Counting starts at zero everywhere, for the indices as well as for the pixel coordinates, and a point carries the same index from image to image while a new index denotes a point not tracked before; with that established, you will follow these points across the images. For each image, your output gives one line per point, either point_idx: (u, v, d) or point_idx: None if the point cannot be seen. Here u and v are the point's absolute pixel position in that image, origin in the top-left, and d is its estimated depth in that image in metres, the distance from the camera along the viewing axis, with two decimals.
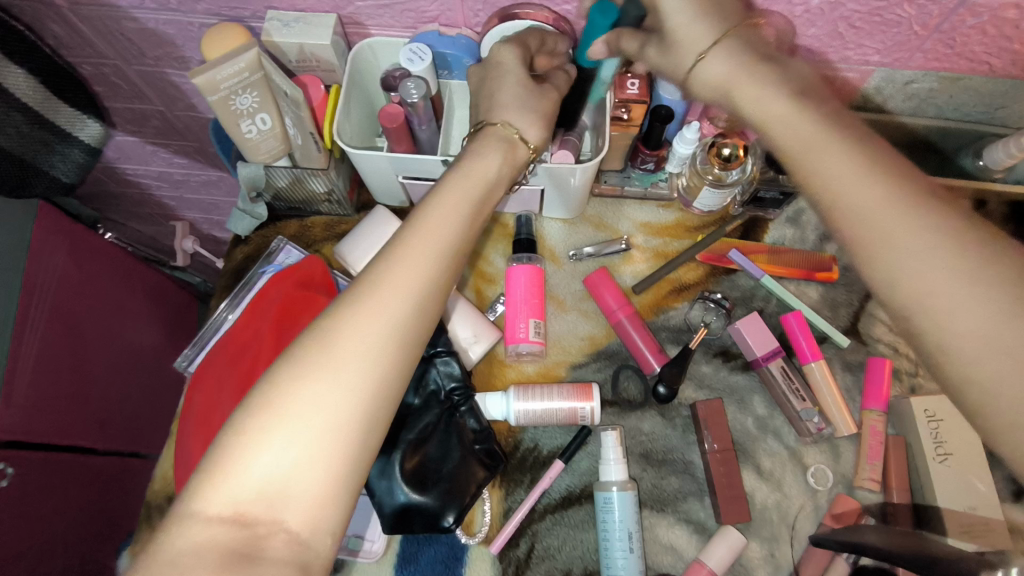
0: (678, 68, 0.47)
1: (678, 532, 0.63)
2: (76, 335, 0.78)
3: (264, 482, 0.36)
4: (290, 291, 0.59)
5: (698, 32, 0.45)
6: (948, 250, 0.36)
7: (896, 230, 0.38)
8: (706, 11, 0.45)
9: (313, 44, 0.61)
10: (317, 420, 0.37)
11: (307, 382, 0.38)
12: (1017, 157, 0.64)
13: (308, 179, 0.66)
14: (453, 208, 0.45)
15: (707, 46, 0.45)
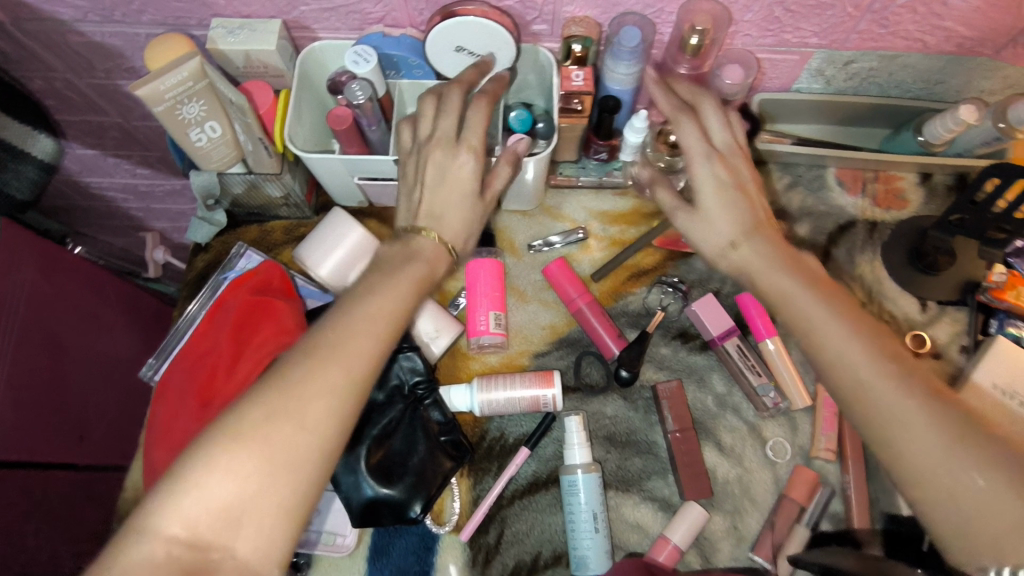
0: (710, 244, 0.54)
1: (643, 510, 0.65)
2: (54, 353, 0.78)
3: (219, 510, 0.39)
4: (246, 298, 0.60)
5: (719, 228, 0.54)
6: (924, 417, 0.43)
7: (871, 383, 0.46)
8: (726, 211, 0.54)
9: (258, 50, 0.62)
10: (269, 466, 0.41)
11: (263, 432, 0.41)
12: (955, 131, 0.66)
13: (264, 184, 0.67)
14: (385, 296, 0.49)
15: (738, 237, 0.53)
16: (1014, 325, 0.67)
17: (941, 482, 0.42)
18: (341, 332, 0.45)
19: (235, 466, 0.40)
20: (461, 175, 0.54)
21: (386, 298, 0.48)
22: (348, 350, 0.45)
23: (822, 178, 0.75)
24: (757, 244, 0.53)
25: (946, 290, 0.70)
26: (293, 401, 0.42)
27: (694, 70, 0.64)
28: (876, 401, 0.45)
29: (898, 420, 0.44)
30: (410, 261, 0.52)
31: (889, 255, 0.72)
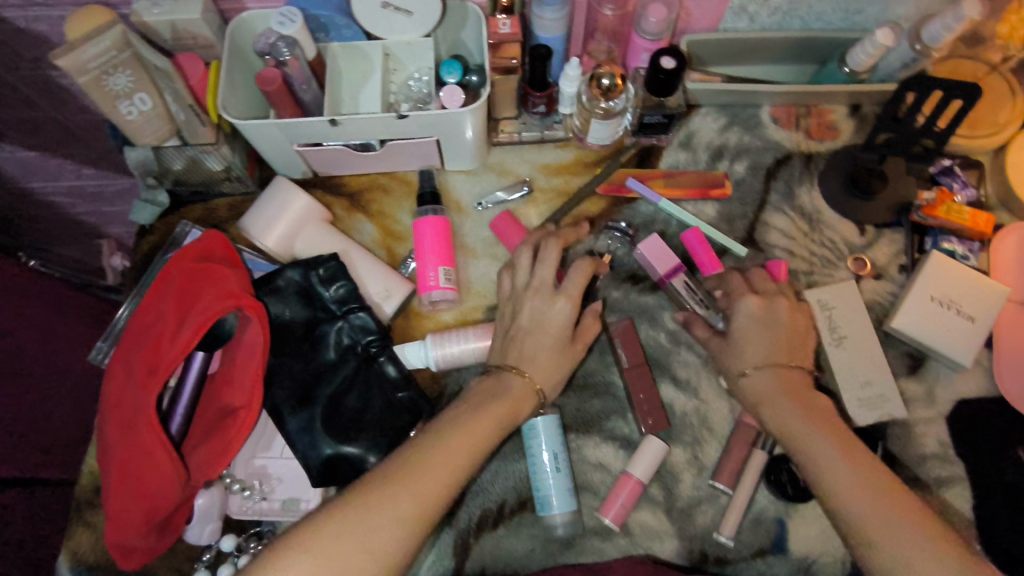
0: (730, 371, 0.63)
1: (605, 449, 0.66)
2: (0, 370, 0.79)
3: None
4: (189, 266, 0.60)
5: (750, 355, 0.61)
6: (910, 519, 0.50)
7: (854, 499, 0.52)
8: (757, 343, 0.61)
9: (183, 19, 0.61)
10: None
11: (314, 560, 0.46)
12: (875, 56, 0.68)
13: (202, 157, 0.67)
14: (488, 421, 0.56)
15: (751, 366, 0.61)
16: (947, 240, 0.70)
17: (865, 520, 0.51)
18: (440, 457, 0.52)
19: (337, 555, 0.46)
20: (554, 321, 0.61)
21: (467, 433, 0.54)
22: (426, 486, 0.50)
23: (757, 116, 0.77)
24: (766, 373, 0.60)
25: (882, 214, 0.72)
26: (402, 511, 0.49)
27: (618, 10, 0.65)
28: (823, 455, 0.55)
29: (825, 470, 0.54)
30: (505, 403, 0.58)
31: (827, 184, 0.74)
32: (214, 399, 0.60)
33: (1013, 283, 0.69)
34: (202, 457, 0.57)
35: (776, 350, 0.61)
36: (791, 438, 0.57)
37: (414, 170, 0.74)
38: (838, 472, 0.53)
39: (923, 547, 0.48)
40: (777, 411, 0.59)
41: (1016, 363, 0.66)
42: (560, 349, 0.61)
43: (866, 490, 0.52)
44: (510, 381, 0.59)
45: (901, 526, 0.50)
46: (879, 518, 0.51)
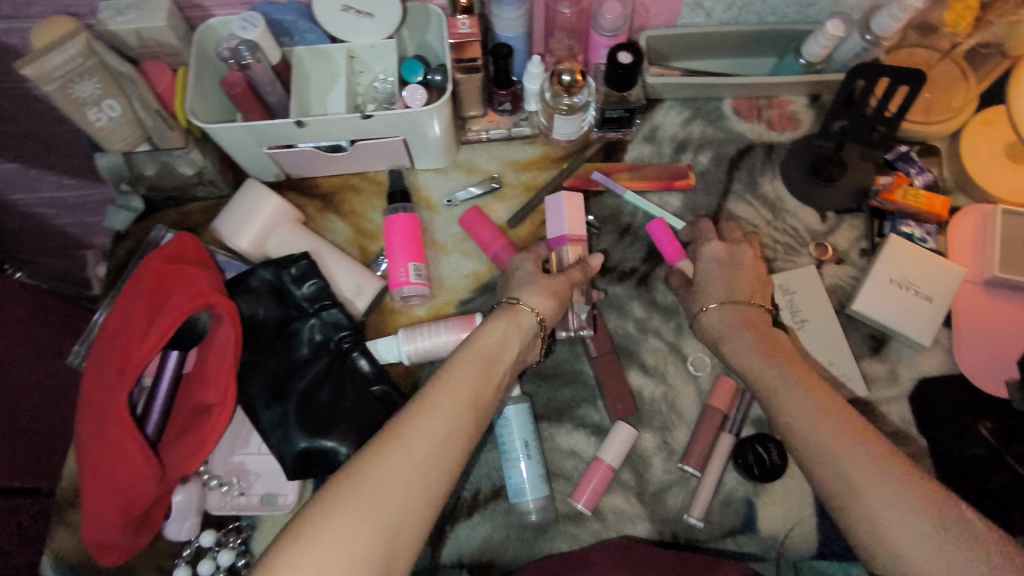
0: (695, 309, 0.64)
1: (576, 437, 0.67)
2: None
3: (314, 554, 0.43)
4: (159, 266, 0.61)
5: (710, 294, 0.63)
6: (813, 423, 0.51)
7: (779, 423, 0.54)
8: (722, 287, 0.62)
9: (148, 28, 0.63)
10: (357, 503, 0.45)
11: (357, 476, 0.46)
12: (829, 47, 0.70)
13: (174, 161, 0.68)
14: (489, 351, 0.56)
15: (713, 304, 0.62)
16: (906, 224, 0.71)
17: (840, 472, 0.48)
18: (448, 396, 0.51)
19: (367, 509, 0.44)
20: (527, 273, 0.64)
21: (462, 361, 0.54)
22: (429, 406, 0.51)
23: (719, 109, 0.78)
24: (726, 312, 0.61)
25: (842, 200, 0.74)
26: (423, 455, 0.48)
27: (574, 7, 0.66)
28: (802, 407, 0.52)
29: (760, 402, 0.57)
30: (502, 337, 0.57)
31: (788, 173, 0.76)
32: (187, 398, 0.60)
33: (971, 263, 0.71)
34: (176, 455, 0.58)
35: (737, 289, 0.62)
36: (768, 389, 0.55)
37: (384, 170, 0.76)
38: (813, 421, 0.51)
39: (892, 497, 0.45)
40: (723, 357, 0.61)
41: (975, 341, 0.68)
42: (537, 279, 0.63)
43: (841, 441, 0.49)
44: (505, 311, 0.60)
45: (868, 473, 0.47)
46: (849, 469, 0.47)
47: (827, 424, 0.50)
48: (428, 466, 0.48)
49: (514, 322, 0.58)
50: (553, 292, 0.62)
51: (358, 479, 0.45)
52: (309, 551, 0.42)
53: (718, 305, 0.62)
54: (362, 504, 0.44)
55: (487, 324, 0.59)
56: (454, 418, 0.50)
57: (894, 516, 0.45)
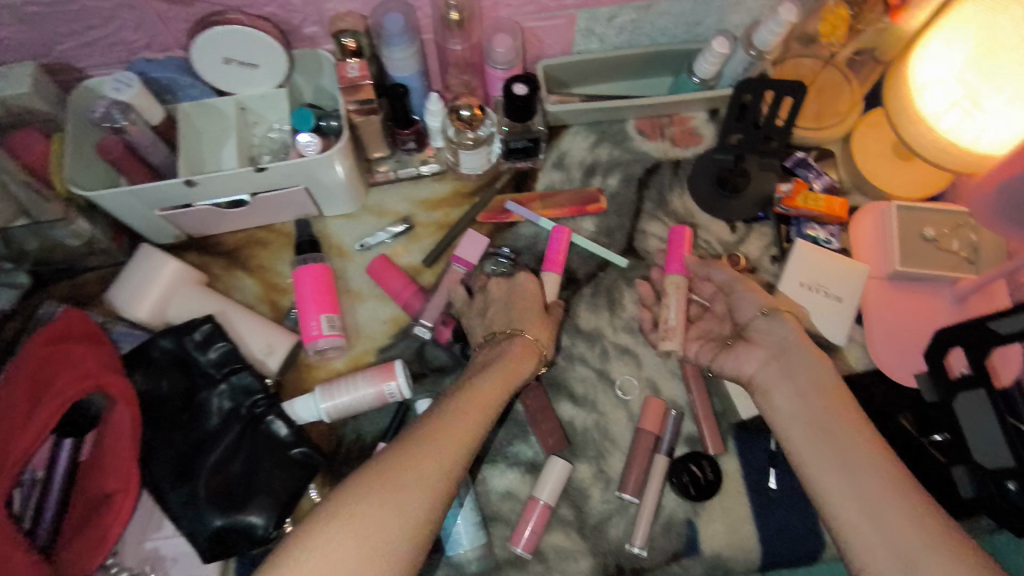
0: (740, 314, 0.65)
1: (511, 476, 0.65)
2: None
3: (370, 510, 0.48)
4: (40, 349, 0.56)
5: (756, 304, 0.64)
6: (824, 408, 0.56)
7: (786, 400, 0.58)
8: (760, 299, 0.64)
9: (13, 94, 0.60)
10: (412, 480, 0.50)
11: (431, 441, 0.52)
12: (716, 64, 0.72)
13: (54, 232, 0.64)
14: (467, 419, 0.55)
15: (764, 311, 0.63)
16: (810, 227, 0.74)
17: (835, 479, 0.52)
18: (439, 449, 0.52)
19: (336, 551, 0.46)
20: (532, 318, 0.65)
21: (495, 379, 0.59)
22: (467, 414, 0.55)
23: (623, 130, 0.80)
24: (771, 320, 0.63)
25: (749, 209, 0.75)
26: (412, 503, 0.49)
27: (465, 43, 0.66)
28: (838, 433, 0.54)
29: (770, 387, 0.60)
30: (509, 365, 0.60)
31: (696, 187, 0.77)
32: (83, 488, 0.56)
33: (875, 259, 0.73)
34: (75, 553, 0.53)
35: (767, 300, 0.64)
36: (776, 392, 0.59)
37: (291, 221, 0.73)
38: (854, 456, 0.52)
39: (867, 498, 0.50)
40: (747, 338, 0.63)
41: (886, 337, 0.70)
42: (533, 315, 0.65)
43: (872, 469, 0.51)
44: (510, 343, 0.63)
45: (858, 474, 0.52)
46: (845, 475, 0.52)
47: (852, 454, 0.53)
48: (414, 497, 0.49)
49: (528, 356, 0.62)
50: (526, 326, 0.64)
51: (344, 522, 0.47)
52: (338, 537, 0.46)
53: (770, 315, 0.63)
54: (345, 547, 0.46)
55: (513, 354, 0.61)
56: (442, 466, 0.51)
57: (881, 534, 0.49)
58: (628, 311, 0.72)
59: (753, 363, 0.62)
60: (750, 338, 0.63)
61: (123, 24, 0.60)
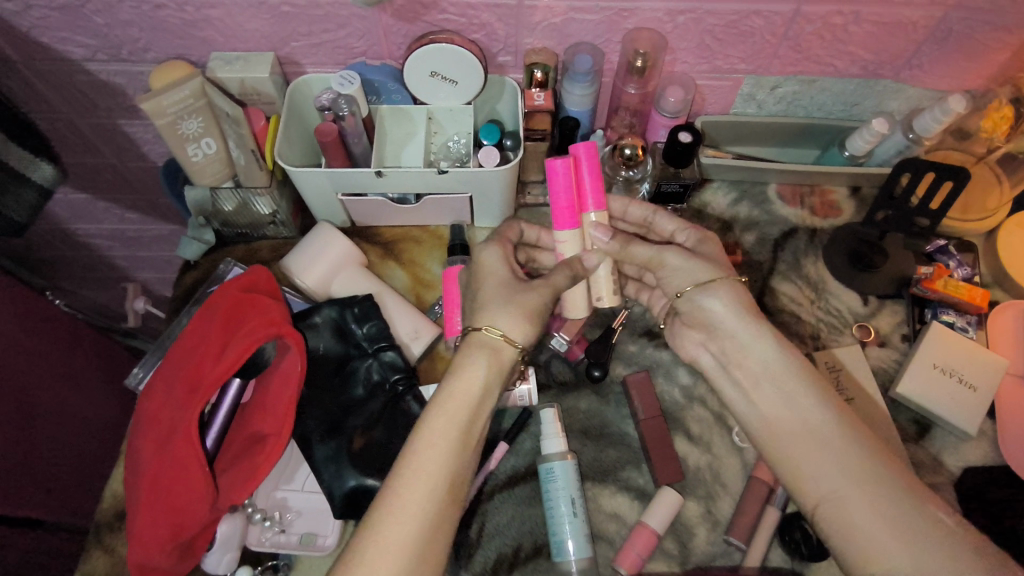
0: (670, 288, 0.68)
1: (620, 499, 0.66)
2: (37, 411, 0.81)
3: (373, 524, 0.52)
4: (235, 295, 0.62)
5: (690, 272, 0.65)
6: (808, 420, 0.57)
7: (772, 409, 0.60)
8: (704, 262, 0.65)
9: (252, 78, 0.69)
10: (398, 497, 0.53)
11: (416, 454, 0.55)
12: (872, 142, 0.75)
13: (253, 200, 0.72)
14: (466, 403, 0.58)
15: (705, 279, 0.65)
16: (946, 313, 0.74)
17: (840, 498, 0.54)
18: (422, 463, 0.55)
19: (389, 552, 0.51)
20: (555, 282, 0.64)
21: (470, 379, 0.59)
22: (453, 421, 0.57)
23: (764, 193, 0.83)
24: (724, 288, 0.64)
25: (883, 286, 0.77)
26: (414, 519, 0.53)
27: (640, 89, 0.72)
28: (822, 440, 0.56)
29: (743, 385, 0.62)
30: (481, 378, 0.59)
31: (830, 258, 0.79)
32: (244, 425, 0.61)
33: (1012, 356, 0.72)
34: (231, 480, 0.58)
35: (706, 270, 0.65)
36: (751, 392, 0.61)
37: (446, 225, 0.80)
38: (840, 471, 0.55)
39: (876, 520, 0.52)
40: (697, 313, 0.66)
41: (1020, 436, 0.69)
42: (513, 295, 0.63)
43: (857, 467, 0.54)
44: (485, 341, 0.61)
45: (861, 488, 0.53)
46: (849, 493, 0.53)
47: (850, 461, 0.54)
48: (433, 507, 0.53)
49: (494, 359, 0.60)
50: (531, 315, 0.62)
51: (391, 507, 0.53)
52: (376, 547, 0.51)
53: (704, 289, 0.64)
54: (397, 527, 0.52)
55: (467, 358, 0.60)
56: (450, 458, 0.55)
57: (878, 531, 0.52)
58: None
59: (698, 340, 0.67)
60: (692, 313, 0.66)
61: (352, 32, 0.69)
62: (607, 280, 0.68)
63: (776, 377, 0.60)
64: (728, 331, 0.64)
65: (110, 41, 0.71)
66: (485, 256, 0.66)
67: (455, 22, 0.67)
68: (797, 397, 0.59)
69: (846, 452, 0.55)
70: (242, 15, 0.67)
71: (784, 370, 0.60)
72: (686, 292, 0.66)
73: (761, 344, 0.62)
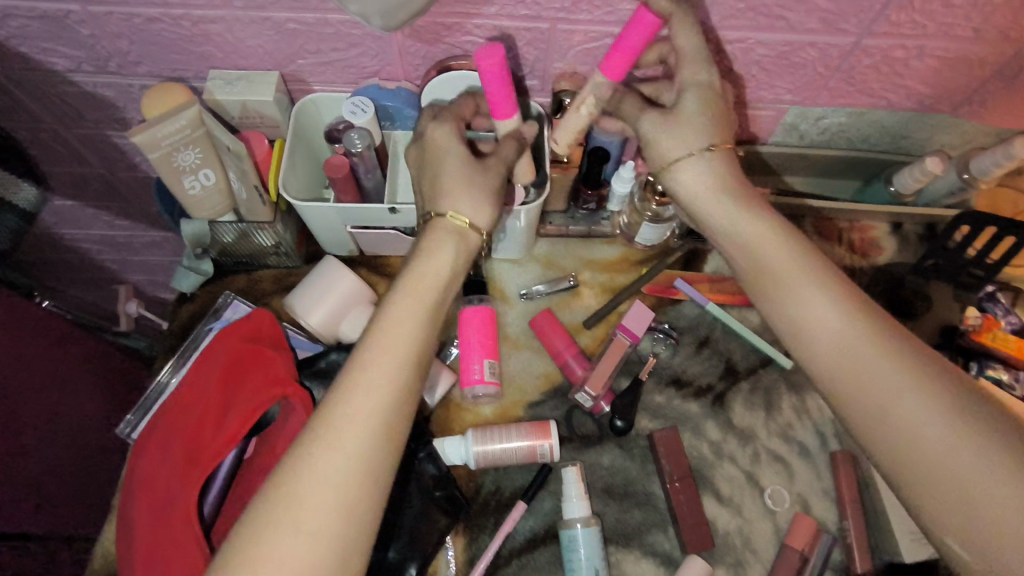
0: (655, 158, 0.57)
1: (645, 566, 0.63)
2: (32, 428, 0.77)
3: (296, 467, 0.45)
4: (237, 345, 0.58)
5: (682, 138, 0.56)
6: (846, 332, 0.49)
7: (806, 316, 0.51)
8: (694, 126, 0.55)
9: (255, 100, 0.64)
10: (341, 440, 0.46)
11: (348, 387, 0.48)
12: (922, 181, 0.70)
13: (254, 233, 0.66)
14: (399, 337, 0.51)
15: (687, 151, 0.56)
16: (993, 367, 0.69)
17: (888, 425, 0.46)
18: (362, 393, 0.48)
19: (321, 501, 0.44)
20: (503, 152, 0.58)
21: (410, 312, 0.52)
22: (394, 348, 0.50)
23: (801, 228, 0.78)
24: (713, 163, 0.56)
25: (925, 336, 0.72)
26: (353, 449, 0.46)
27: None
28: (860, 359, 0.48)
29: (787, 298, 0.52)
30: (437, 267, 0.54)
31: None
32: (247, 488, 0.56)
33: None
34: None
35: (708, 131, 0.55)
36: (778, 296, 0.53)
37: None
38: (881, 389, 0.47)
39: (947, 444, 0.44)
40: (709, 208, 0.57)
41: None
42: (473, 168, 0.56)
43: (906, 397, 0.46)
44: (451, 228, 0.55)
45: (916, 408, 0.45)
46: (911, 415, 0.45)
47: (894, 376, 0.47)
48: (361, 453, 0.46)
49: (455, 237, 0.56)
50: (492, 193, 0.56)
51: (324, 431, 0.46)
52: (300, 491, 0.44)
53: (694, 155, 0.55)
54: (323, 466, 0.45)
55: (426, 243, 0.55)
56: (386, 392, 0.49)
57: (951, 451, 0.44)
58: (785, 417, 0.69)
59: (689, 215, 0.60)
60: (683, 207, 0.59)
61: (365, 51, 0.62)
62: (585, 118, 0.61)
63: (816, 284, 0.51)
64: (756, 221, 0.55)
65: (97, 53, 0.64)
66: (434, 134, 0.58)
67: (479, 45, 0.61)
68: (829, 303, 0.50)
69: (897, 363, 0.47)
70: (244, 31, 0.60)
71: (826, 283, 0.51)
72: (686, 158, 0.56)
73: (790, 269, 0.53)
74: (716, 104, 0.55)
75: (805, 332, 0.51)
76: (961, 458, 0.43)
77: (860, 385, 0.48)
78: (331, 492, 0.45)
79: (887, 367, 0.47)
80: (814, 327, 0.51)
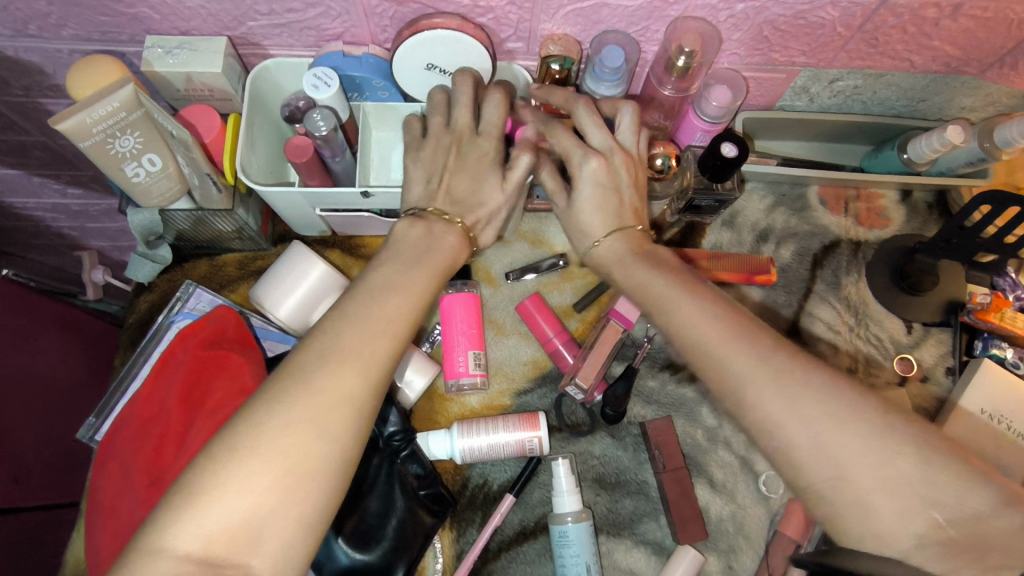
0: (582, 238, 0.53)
1: (636, 555, 0.62)
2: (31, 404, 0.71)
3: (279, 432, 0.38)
4: (197, 352, 0.54)
5: (596, 222, 0.52)
6: (728, 324, 0.43)
7: (685, 313, 0.44)
8: (607, 208, 0.52)
9: (201, 72, 0.57)
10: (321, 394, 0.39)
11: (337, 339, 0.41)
12: (941, 151, 0.64)
13: (212, 220, 0.60)
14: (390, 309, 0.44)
15: (601, 234, 0.52)
16: (998, 346, 0.67)
17: (791, 415, 0.39)
18: (361, 354, 0.41)
19: (314, 461, 0.38)
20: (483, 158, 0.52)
21: (409, 270, 0.46)
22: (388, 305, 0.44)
23: (804, 197, 0.73)
24: (618, 239, 0.51)
25: (928, 313, 0.69)
26: (354, 408, 0.40)
27: (678, 90, 0.60)
28: (761, 382, 0.40)
29: (663, 302, 0.46)
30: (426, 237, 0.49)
31: (874, 277, 0.71)
32: None
33: None
34: None
35: (620, 212, 0.52)
36: (652, 303, 0.46)
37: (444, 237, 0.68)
38: (770, 382, 0.40)
39: (846, 428, 0.38)
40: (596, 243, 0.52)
41: None
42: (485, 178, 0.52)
43: (794, 380, 0.40)
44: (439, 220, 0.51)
45: (807, 394, 0.39)
46: (807, 404, 0.39)
47: (786, 368, 0.40)
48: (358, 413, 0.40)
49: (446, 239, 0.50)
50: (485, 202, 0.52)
51: (308, 388, 0.39)
52: (282, 455, 0.38)
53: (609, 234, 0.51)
54: (313, 427, 0.39)
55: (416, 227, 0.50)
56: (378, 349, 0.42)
57: (850, 435, 0.38)
58: None
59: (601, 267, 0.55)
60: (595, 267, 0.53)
61: (325, 12, 0.54)
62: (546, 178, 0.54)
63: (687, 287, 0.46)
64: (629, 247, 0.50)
65: (11, 15, 0.54)
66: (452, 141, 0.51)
67: (456, 4, 0.53)
68: (701, 301, 0.44)
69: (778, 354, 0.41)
70: None
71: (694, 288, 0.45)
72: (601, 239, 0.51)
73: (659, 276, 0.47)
74: (612, 180, 0.52)
75: (682, 332, 0.44)
76: (881, 439, 0.38)
77: (750, 374, 0.41)
78: (324, 457, 0.39)
79: (790, 389, 0.40)
80: (695, 327, 0.43)
